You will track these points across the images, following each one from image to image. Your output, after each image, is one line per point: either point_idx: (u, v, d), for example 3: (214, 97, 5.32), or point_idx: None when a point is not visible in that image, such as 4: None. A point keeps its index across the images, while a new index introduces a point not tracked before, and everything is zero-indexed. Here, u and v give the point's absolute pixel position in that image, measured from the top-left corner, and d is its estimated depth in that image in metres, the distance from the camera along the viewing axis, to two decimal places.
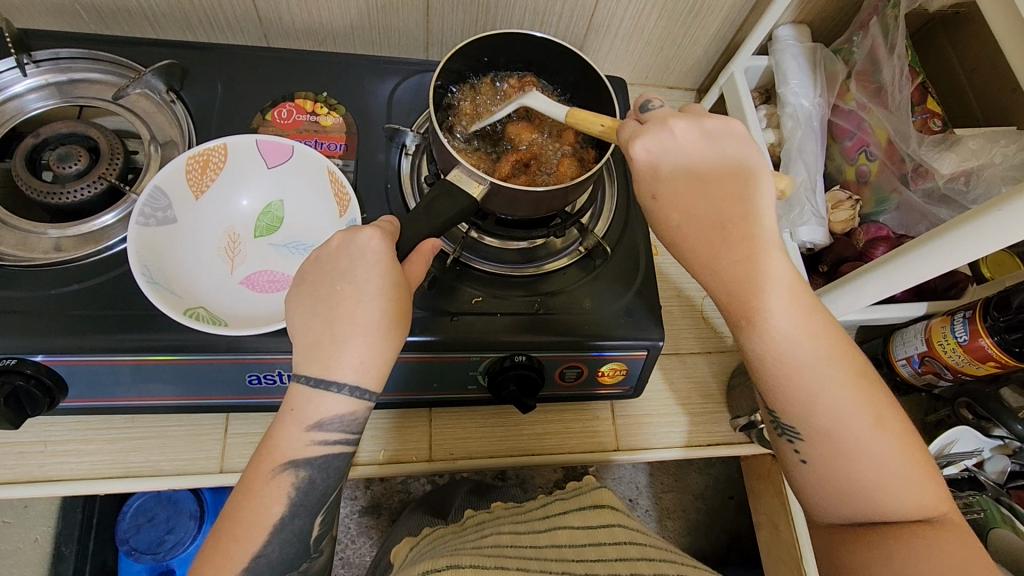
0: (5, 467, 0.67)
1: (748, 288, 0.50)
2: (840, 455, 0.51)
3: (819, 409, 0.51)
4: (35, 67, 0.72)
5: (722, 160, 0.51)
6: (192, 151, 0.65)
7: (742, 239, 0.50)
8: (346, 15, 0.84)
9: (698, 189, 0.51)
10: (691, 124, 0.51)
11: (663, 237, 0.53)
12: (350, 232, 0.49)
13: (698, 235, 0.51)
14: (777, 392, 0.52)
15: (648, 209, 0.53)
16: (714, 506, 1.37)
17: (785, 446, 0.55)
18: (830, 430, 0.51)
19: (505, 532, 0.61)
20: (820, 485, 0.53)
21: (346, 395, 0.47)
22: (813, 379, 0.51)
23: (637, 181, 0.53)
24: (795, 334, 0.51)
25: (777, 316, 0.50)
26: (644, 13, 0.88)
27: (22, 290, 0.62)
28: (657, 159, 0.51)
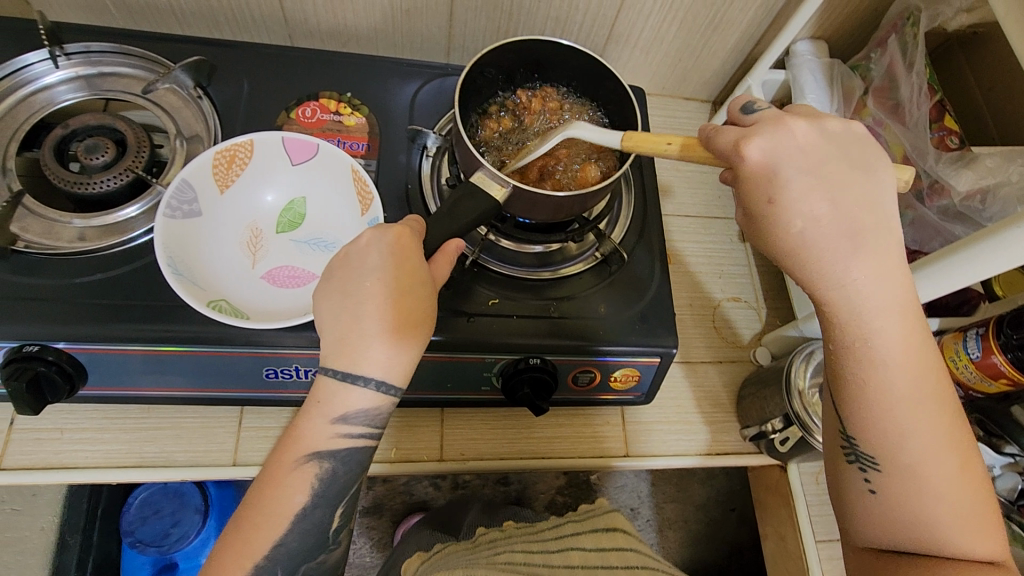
0: (21, 452, 0.68)
1: (870, 301, 0.48)
2: (919, 491, 0.49)
3: (910, 441, 0.49)
4: (66, 59, 0.73)
5: (850, 166, 0.49)
6: (220, 146, 0.66)
7: (865, 248, 0.48)
8: (371, 17, 0.85)
9: (826, 191, 0.48)
10: (812, 125, 0.50)
11: (772, 242, 0.50)
12: (379, 230, 0.50)
13: (820, 241, 0.48)
14: (866, 417, 0.49)
15: (760, 210, 0.49)
16: (715, 517, 1.37)
17: (852, 473, 0.52)
18: (912, 462, 0.49)
19: (519, 549, 0.63)
20: (889, 520, 0.50)
21: (372, 389, 0.48)
22: (905, 408, 0.48)
23: (752, 179, 0.49)
24: (901, 359, 0.48)
25: (886, 335, 0.48)
26: (663, 24, 0.89)
27: (45, 278, 0.63)
28: (775, 158, 0.49)
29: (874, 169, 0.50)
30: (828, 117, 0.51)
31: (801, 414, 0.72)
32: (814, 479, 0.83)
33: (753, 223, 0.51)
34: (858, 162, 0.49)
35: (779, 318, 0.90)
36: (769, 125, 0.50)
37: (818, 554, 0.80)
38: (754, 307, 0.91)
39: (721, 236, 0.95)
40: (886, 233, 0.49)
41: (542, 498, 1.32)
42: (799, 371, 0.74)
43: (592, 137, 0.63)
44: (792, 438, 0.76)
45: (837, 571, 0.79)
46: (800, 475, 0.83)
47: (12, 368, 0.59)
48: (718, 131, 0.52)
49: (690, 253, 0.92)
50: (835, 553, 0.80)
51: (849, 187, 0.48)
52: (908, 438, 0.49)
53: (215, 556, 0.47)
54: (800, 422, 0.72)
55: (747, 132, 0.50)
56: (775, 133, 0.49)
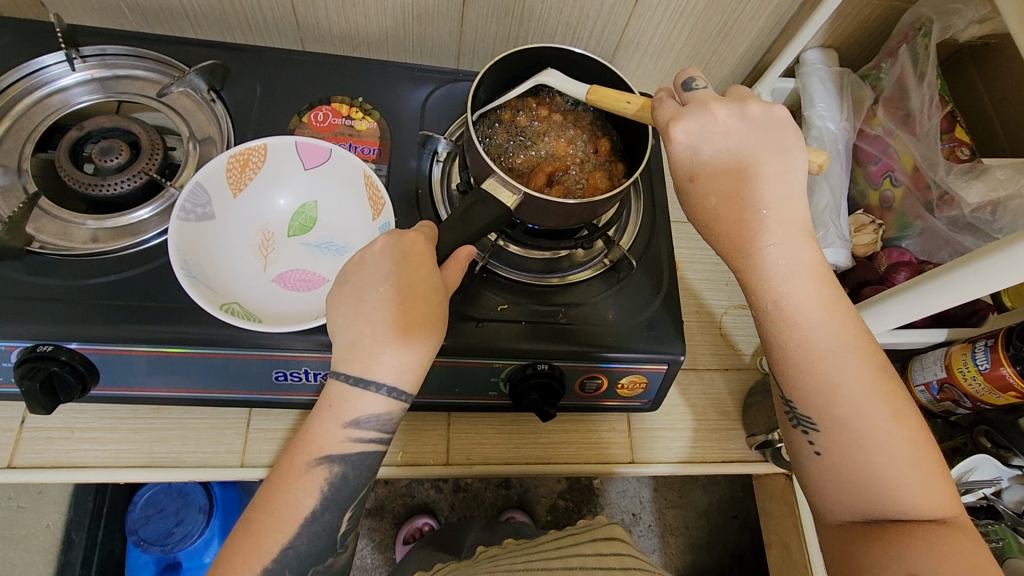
0: (32, 451, 0.68)
1: (782, 268, 0.51)
2: (856, 448, 0.51)
3: (839, 397, 0.51)
4: (82, 62, 0.74)
5: (764, 143, 0.53)
6: (234, 150, 0.66)
7: (773, 219, 0.51)
8: (382, 22, 0.85)
9: (740, 170, 0.52)
10: (730, 111, 0.53)
11: (695, 217, 0.54)
12: (395, 237, 0.50)
13: (733, 212, 0.52)
14: (796, 379, 0.52)
15: (683, 189, 0.54)
16: (718, 524, 1.37)
17: (799, 436, 0.54)
18: (845, 421, 0.51)
19: (518, 560, 0.64)
20: (833, 478, 0.52)
21: (384, 394, 0.48)
22: (832, 367, 0.51)
23: (675, 160, 0.53)
24: (821, 318, 0.51)
25: (804, 297, 0.51)
26: (674, 32, 0.89)
27: (59, 279, 0.64)
28: (696, 140, 0.53)
29: (790, 147, 0.53)
30: (749, 101, 0.55)
31: None
32: None
33: (682, 203, 0.55)
34: (773, 140, 0.53)
35: None
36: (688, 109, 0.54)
37: (822, 563, 0.80)
38: None
39: None
40: (797, 206, 0.52)
41: (543, 503, 1.32)
42: None
43: (559, 84, 0.67)
44: None
45: None
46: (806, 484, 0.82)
47: (26, 367, 0.59)
48: (658, 110, 0.55)
49: (698, 261, 0.93)
50: None
51: (761, 163, 0.52)
52: (838, 394, 0.51)
53: (223, 558, 0.47)
54: None
55: (678, 113, 0.54)
56: (694, 116, 0.53)
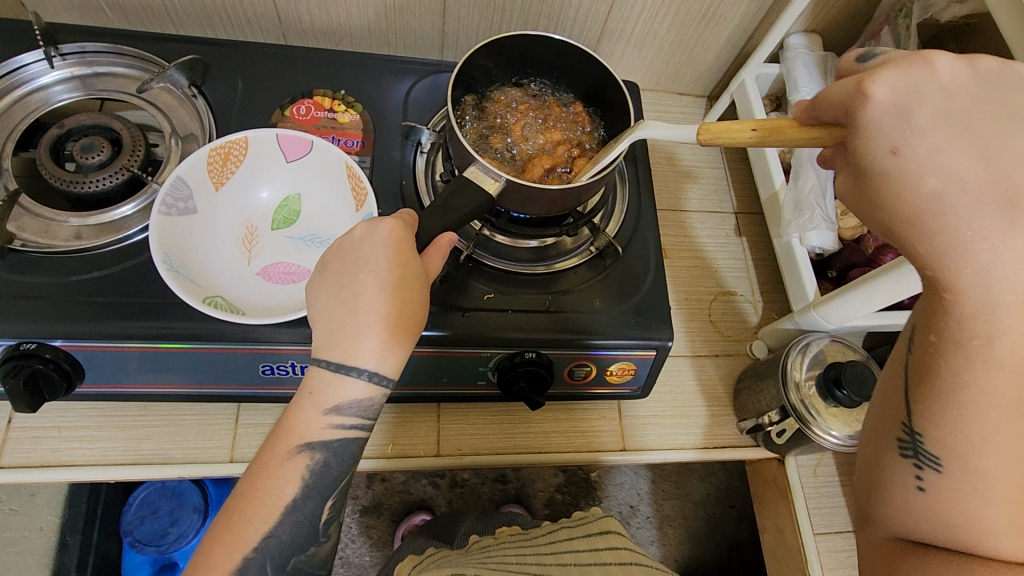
0: (18, 451, 0.68)
1: (995, 283, 0.39)
2: (974, 497, 0.41)
3: (989, 445, 0.40)
4: (61, 60, 0.74)
5: (1004, 114, 0.40)
6: (214, 143, 0.66)
7: (1001, 219, 0.39)
8: (364, 15, 0.85)
9: (971, 146, 0.39)
10: (964, 67, 0.41)
11: (883, 194, 0.41)
12: (372, 223, 0.50)
13: (958, 205, 0.39)
14: (948, 412, 0.41)
15: (878, 163, 0.41)
16: (715, 514, 1.37)
17: (902, 465, 0.44)
18: (977, 470, 0.41)
19: (511, 552, 0.64)
20: (930, 522, 0.42)
21: (365, 379, 0.48)
22: (1002, 418, 0.40)
23: (874, 122, 0.40)
24: (1019, 356, 0.39)
25: (1010, 328, 0.39)
26: (656, 20, 0.89)
27: (41, 277, 0.63)
28: (912, 98, 0.40)
29: None
30: (981, 57, 0.42)
31: (798, 407, 0.73)
32: (811, 471, 0.83)
33: (863, 171, 0.42)
34: (1016, 110, 0.40)
35: (774, 311, 0.91)
36: (901, 61, 0.41)
37: (815, 547, 0.80)
38: (751, 301, 0.91)
39: (716, 230, 0.95)
40: None
41: (541, 496, 1.32)
42: (796, 362, 0.75)
43: (662, 134, 0.59)
44: (788, 431, 0.76)
45: (835, 563, 0.79)
46: (797, 468, 0.83)
47: (9, 366, 0.59)
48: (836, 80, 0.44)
49: (686, 248, 0.93)
50: (833, 545, 0.80)
51: (1001, 142, 0.39)
52: (990, 442, 0.40)
53: (205, 549, 0.47)
54: (797, 413, 0.73)
55: (877, 69, 0.41)
56: (904, 70, 0.41)
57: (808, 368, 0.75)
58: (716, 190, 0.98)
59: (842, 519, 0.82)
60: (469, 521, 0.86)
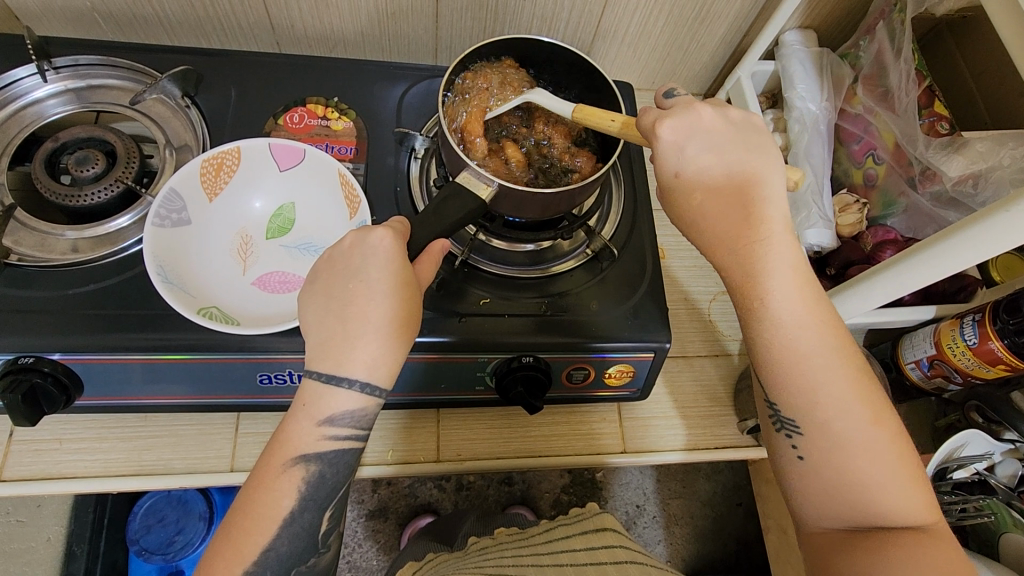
0: (20, 464, 0.68)
1: (769, 269, 0.51)
2: (841, 453, 0.50)
3: (823, 401, 0.50)
4: (55, 73, 0.74)
5: (744, 141, 0.53)
6: (207, 154, 0.66)
7: (757, 218, 0.51)
8: (357, 21, 0.85)
9: (722, 167, 0.52)
10: (717, 112, 0.53)
11: (678, 214, 0.54)
12: (363, 232, 0.50)
13: (716, 213, 0.52)
14: (781, 384, 0.52)
15: (666, 186, 0.53)
16: (722, 512, 1.36)
17: (780, 441, 0.54)
18: (829, 425, 0.50)
19: (509, 555, 0.64)
20: (819, 485, 0.51)
21: (357, 390, 0.48)
22: (817, 371, 0.51)
23: (658, 157, 0.53)
24: (805, 320, 0.51)
25: (790, 298, 0.51)
26: (650, 19, 0.89)
27: (39, 291, 0.64)
28: (682, 136, 0.52)
29: (768, 147, 0.53)
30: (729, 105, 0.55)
31: None
32: None
33: (665, 199, 0.55)
34: (757, 140, 0.53)
35: None
36: (674, 109, 0.54)
37: None
38: None
39: None
40: (779, 205, 0.52)
41: (546, 498, 1.31)
42: None
43: (545, 104, 0.67)
44: None
45: None
46: None
47: (8, 380, 0.59)
48: (643, 113, 0.55)
49: (684, 248, 0.92)
50: None
51: (744, 164, 0.52)
52: (822, 399, 0.50)
53: (205, 562, 0.48)
54: None
55: (659, 114, 0.53)
56: (678, 116, 0.53)
57: None
58: None
59: None
60: (472, 522, 0.87)
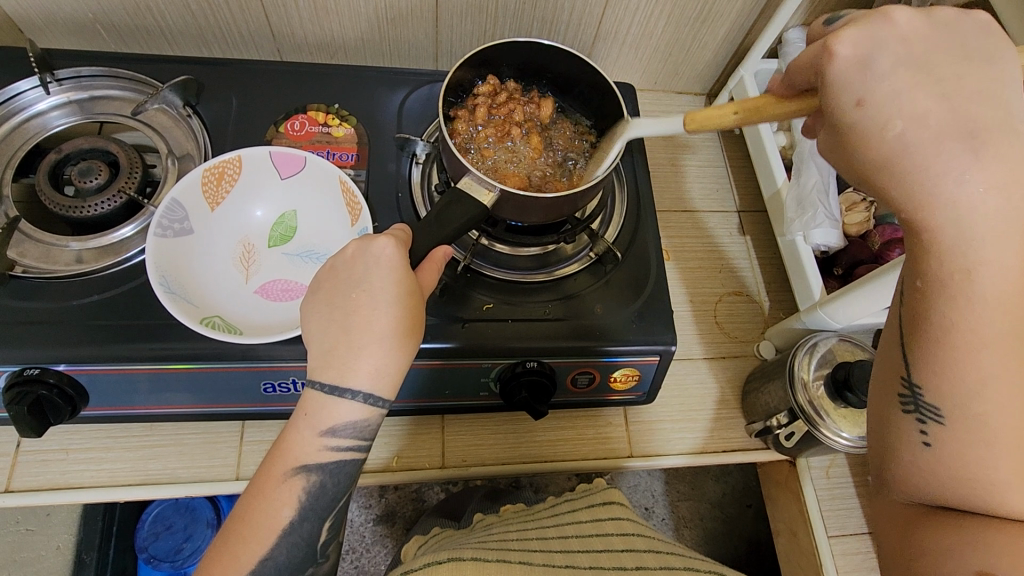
0: (28, 474, 0.68)
1: (984, 217, 0.39)
2: (985, 450, 0.40)
3: (989, 392, 0.40)
4: (58, 85, 0.74)
5: (958, 52, 0.42)
6: (208, 164, 0.66)
7: (976, 148, 0.40)
8: (357, 28, 0.85)
9: (932, 87, 0.41)
10: (919, 16, 0.43)
11: (855, 150, 0.43)
12: (365, 241, 0.50)
13: (923, 142, 0.40)
14: (938, 362, 0.41)
15: (844, 115, 0.43)
16: (731, 514, 1.35)
17: (906, 423, 0.44)
18: (981, 415, 0.40)
19: (512, 530, 0.62)
20: (941, 476, 0.42)
21: (360, 401, 0.48)
22: (993, 354, 0.40)
23: (839, 78, 0.43)
24: (1009, 294, 0.39)
25: (994, 257, 0.39)
26: (651, 20, 0.88)
27: (44, 302, 0.64)
28: (874, 50, 0.42)
29: (991, 64, 0.42)
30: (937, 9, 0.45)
31: (806, 408, 0.72)
32: (823, 473, 0.81)
33: (837, 133, 0.44)
34: (971, 53, 0.43)
35: (782, 311, 0.89)
36: (863, 17, 0.44)
37: (831, 550, 0.78)
38: (757, 302, 0.89)
39: (719, 230, 0.94)
40: (1012, 132, 0.41)
41: None
42: (803, 364, 0.74)
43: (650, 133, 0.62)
44: (797, 433, 0.74)
45: (851, 566, 0.77)
46: (809, 470, 0.81)
47: (14, 392, 0.59)
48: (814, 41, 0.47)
49: (689, 249, 0.92)
50: (848, 548, 0.79)
51: (959, 85, 0.41)
52: (990, 390, 0.40)
53: (207, 558, 0.48)
54: (805, 415, 0.72)
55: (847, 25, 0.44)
56: (866, 23, 0.43)
57: (815, 369, 0.74)
58: (718, 189, 0.97)
59: (857, 521, 0.80)
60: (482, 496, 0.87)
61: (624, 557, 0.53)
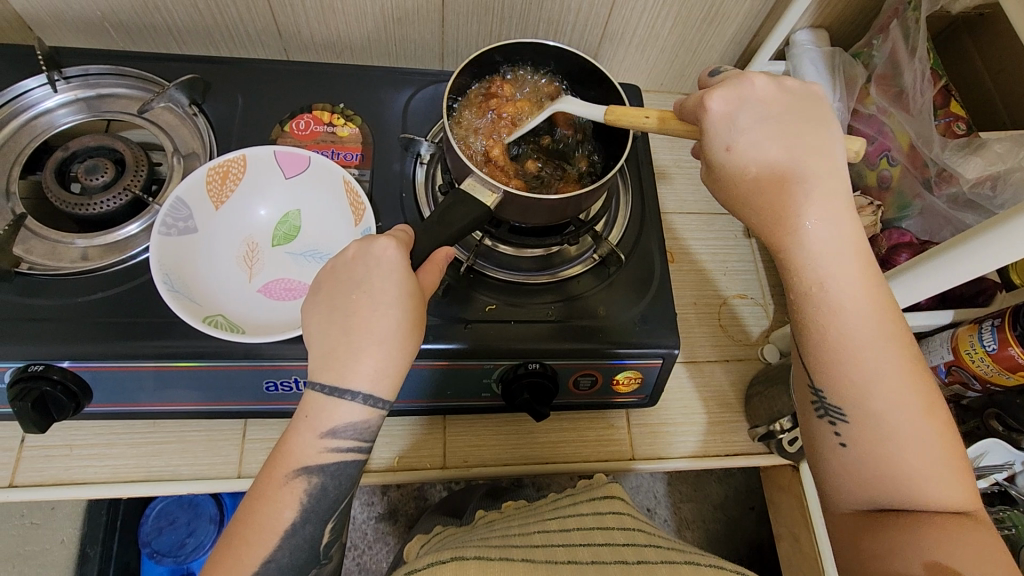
0: (32, 469, 0.69)
1: (829, 254, 0.50)
2: (889, 443, 0.50)
3: (876, 392, 0.50)
4: (65, 83, 0.75)
5: (803, 114, 0.51)
6: (212, 163, 0.66)
7: (813, 196, 0.50)
8: (363, 27, 0.85)
9: (779, 143, 0.51)
10: (772, 82, 0.52)
11: (728, 189, 0.52)
12: (365, 242, 0.50)
13: (768, 188, 0.51)
14: (831, 373, 0.51)
15: (716, 158, 0.52)
16: (734, 516, 1.35)
17: (823, 428, 0.53)
18: (876, 414, 0.50)
19: (513, 525, 0.60)
20: (862, 471, 0.51)
21: (360, 402, 0.48)
22: (868, 359, 0.50)
23: (711, 129, 0.51)
24: (860, 308, 0.50)
25: (843, 284, 0.50)
26: (657, 21, 0.88)
27: (50, 299, 0.64)
28: (738, 109, 0.51)
29: (824, 125, 0.52)
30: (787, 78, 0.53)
31: None
32: None
33: (715, 177, 0.53)
34: (813, 114, 0.52)
35: (787, 315, 0.88)
36: (728, 81, 0.52)
37: (832, 556, 0.78)
38: (762, 305, 0.89)
39: (724, 232, 0.93)
40: (836, 182, 0.51)
41: None
42: None
43: (576, 111, 0.63)
44: (801, 437, 0.76)
45: None
46: (812, 475, 0.81)
47: (19, 388, 0.60)
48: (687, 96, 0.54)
49: (693, 252, 0.91)
50: None
51: (800, 139, 0.51)
52: (876, 391, 0.50)
53: (212, 559, 0.48)
54: None
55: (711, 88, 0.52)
56: (733, 84, 0.51)
57: None
58: None
59: None
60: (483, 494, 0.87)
61: (624, 551, 0.52)
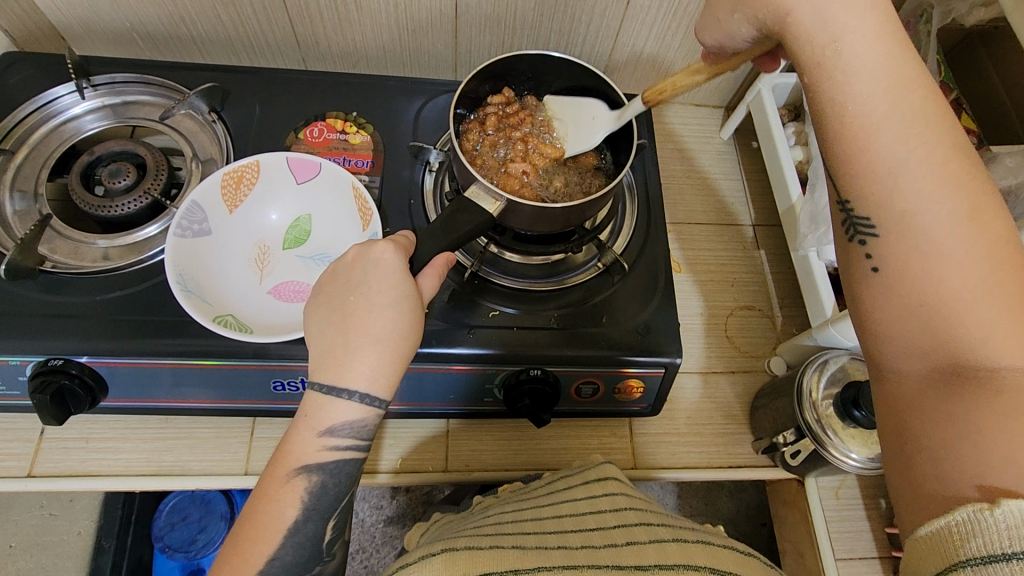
0: (50, 461, 0.71)
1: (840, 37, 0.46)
2: (928, 261, 0.43)
3: (911, 198, 0.44)
4: (92, 90, 0.78)
5: None
6: (227, 168, 0.69)
7: None
8: (379, 38, 0.87)
9: None
10: None
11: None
12: (365, 246, 0.52)
13: None
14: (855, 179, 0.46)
15: None
16: (745, 532, 1.33)
17: (855, 253, 0.47)
18: (912, 225, 0.44)
19: (508, 510, 0.60)
20: (897, 300, 0.44)
21: (357, 401, 0.49)
22: (899, 154, 0.44)
23: None
24: (879, 97, 0.45)
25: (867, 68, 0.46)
26: (669, 32, 0.88)
27: (71, 297, 0.67)
28: None
29: None
30: None
31: (813, 428, 0.71)
32: (832, 493, 0.80)
33: None
34: None
35: (795, 328, 0.88)
36: None
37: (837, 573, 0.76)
38: (769, 317, 0.88)
39: (733, 243, 0.93)
40: None
41: None
42: (813, 382, 0.72)
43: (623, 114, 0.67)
44: (803, 452, 0.73)
45: None
46: (818, 490, 0.80)
47: (38, 381, 0.62)
48: None
49: (701, 261, 0.91)
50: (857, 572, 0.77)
51: None
52: (909, 198, 0.44)
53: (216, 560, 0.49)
54: (813, 434, 0.71)
55: None
56: None
57: (824, 387, 0.72)
58: (734, 202, 0.96)
59: (866, 544, 0.78)
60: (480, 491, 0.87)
61: (614, 534, 0.51)
